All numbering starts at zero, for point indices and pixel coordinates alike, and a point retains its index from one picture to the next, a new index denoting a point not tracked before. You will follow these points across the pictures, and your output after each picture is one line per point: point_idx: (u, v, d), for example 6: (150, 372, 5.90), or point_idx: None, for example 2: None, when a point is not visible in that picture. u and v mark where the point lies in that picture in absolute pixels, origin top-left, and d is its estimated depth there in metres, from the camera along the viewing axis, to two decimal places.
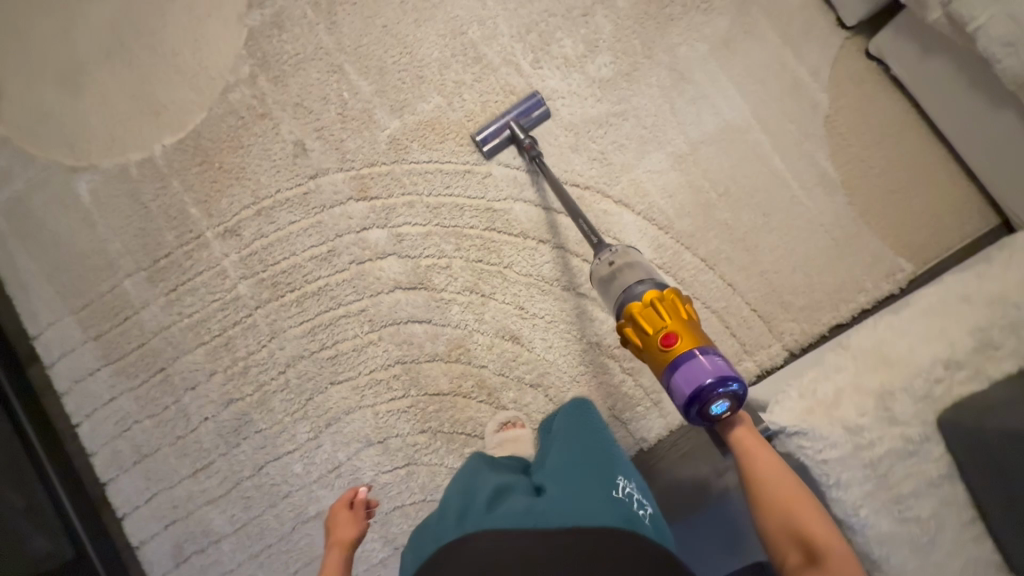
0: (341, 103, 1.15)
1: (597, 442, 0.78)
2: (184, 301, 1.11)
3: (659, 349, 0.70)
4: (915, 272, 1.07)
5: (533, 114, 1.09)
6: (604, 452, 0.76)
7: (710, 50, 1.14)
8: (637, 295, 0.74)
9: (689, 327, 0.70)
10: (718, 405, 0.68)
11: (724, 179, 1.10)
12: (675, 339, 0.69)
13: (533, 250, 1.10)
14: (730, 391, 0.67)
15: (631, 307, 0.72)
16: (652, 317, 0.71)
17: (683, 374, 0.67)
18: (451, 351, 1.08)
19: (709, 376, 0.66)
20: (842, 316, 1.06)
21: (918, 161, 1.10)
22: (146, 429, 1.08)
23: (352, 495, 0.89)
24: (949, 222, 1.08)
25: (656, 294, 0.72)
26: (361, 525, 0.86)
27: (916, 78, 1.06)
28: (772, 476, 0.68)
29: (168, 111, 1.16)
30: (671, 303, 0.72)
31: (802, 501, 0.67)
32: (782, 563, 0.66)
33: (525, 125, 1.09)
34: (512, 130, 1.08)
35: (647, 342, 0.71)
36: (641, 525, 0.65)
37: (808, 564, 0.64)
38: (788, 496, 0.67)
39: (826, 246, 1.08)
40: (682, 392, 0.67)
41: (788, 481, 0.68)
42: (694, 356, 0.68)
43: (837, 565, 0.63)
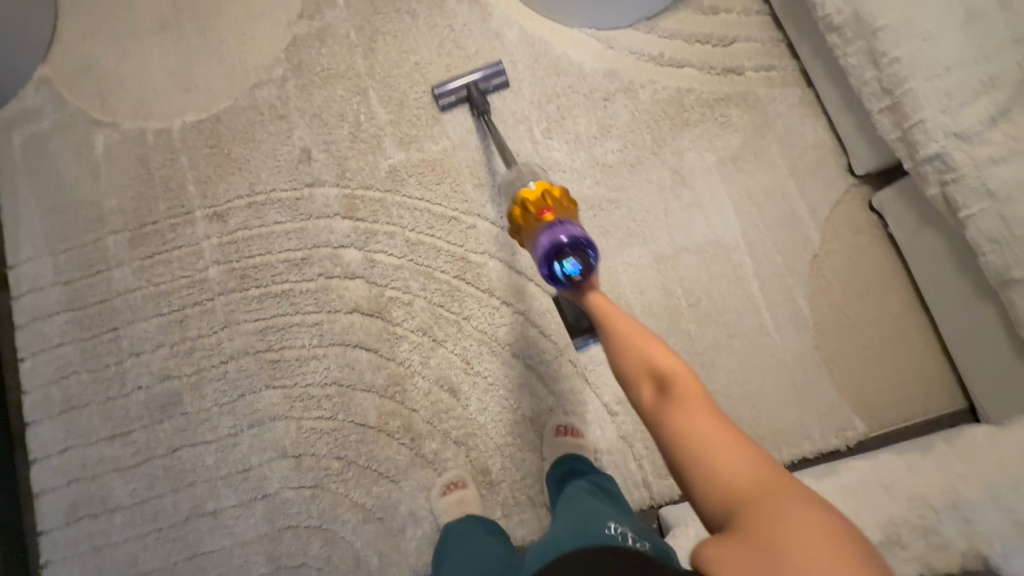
0: (356, 124, 1.19)
1: (583, 499, 0.82)
2: (155, 270, 1.14)
3: (535, 219, 0.78)
4: (866, 435, 1.04)
5: (492, 81, 1.17)
6: (589, 508, 0.79)
7: (717, 162, 1.16)
8: (530, 186, 0.82)
9: (566, 207, 0.79)
10: (573, 268, 0.72)
11: (698, 290, 1.10)
12: (548, 211, 0.78)
13: (494, 309, 1.10)
14: (584, 256, 0.72)
15: (522, 192, 0.81)
16: (536, 197, 0.79)
17: (546, 232, 0.74)
18: (388, 387, 1.08)
19: (564, 234, 0.73)
20: (780, 459, 1.03)
21: (896, 323, 1.08)
22: (82, 381, 1.10)
23: None
24: (911, 394, 1.05)
25: (548, 185, 0.81)
26: None
27: (909, 243, 1.05)
28: (620, 324, 0.67)
29: (198, 91, 1.21)
30: (557, 191, 0.80)
31: (648, 342, 0.65)
32: (638, 403, 0.62)
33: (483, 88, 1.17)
34: (469, 92, 1.16)
35: (527, 217, 0.79)
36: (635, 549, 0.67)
37: (659, 395, 0.60)
38: (634, 336, 0.65)
39: (782, 383, 1.06)
40: (541, 246, 0.74)
41: (631, 327, 0.67)
42: (558, 222, 0.76)
43: (688, 391, 0.59)
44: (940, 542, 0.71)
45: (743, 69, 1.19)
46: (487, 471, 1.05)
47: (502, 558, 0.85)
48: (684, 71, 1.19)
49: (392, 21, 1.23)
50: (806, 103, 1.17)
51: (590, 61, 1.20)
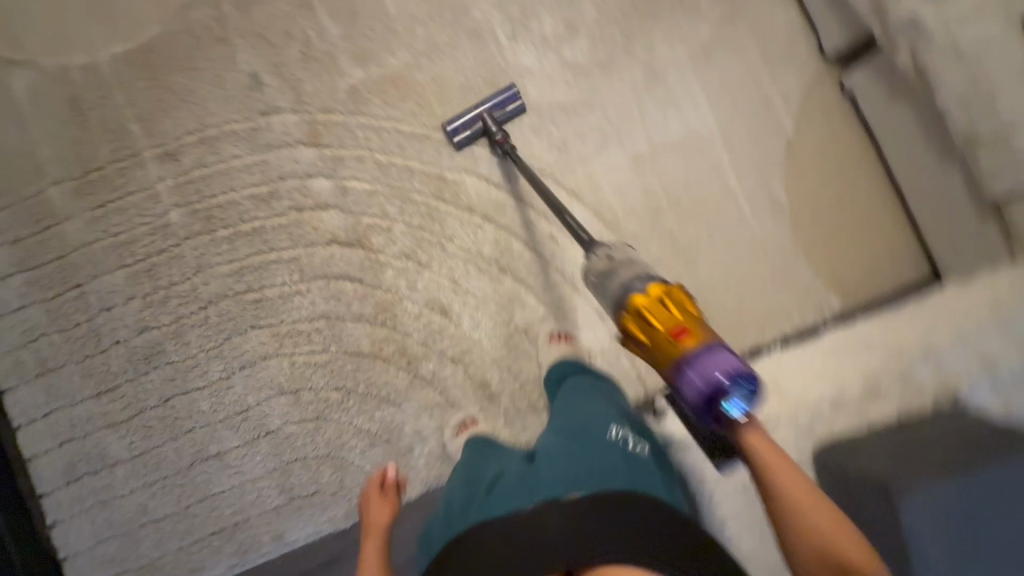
0: (305, 41, 1.10)
1: (588, 401, 0.81)
2: (111, 220, 1.07)
3: (670, 343, 0.59)
4: (841, 310, 1.09)
5: (508, 107, 1.07)
6: (594, 402, 0.81)
7: (689, 55, 1.12)
8: (641, 284, 0.64)
9: (700, 321, 0.61)
10: (735, 407, 0.58)
11: (677, 187, 1.10)
12: (685, 331, 0.59)
13: (477, 226, 1.08)
14: (744, 390, 0.57)
15: (636, 297, 0.63)
16: (659, 309, 0.61)
17: (697, 368, 0.57)
18: (378, 314, 1.07)
19: (722, 371, 0.56)
20: (764, 340, 1.08)
21: (868, 202, 1.11)
22: (53, 343, 1.05)
23: (381, 476, 0.91)
24: (882, 267, 1.10)
25: (664, 287, 0.63)
26: (391, 505, 0.88)
27: (879, 121, 1.07)
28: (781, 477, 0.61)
29: (121, 17, 1.09)
30: (679, 292, 0.63)
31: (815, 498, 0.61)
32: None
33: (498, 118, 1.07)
34: (485, 123, 1.05)
35: (653, 336, 0.61)
36: (640, 463, 0.72)
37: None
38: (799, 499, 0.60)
39: (763, 271, 1.09)
40: (693, 386, 0.57)
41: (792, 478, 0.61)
42: (707, 349, 0.58)
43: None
44: (915, 385, 0.77)
45: None
46: (486, 384, 1.07)
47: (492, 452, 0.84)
48: None
49: None
50: None
51: None
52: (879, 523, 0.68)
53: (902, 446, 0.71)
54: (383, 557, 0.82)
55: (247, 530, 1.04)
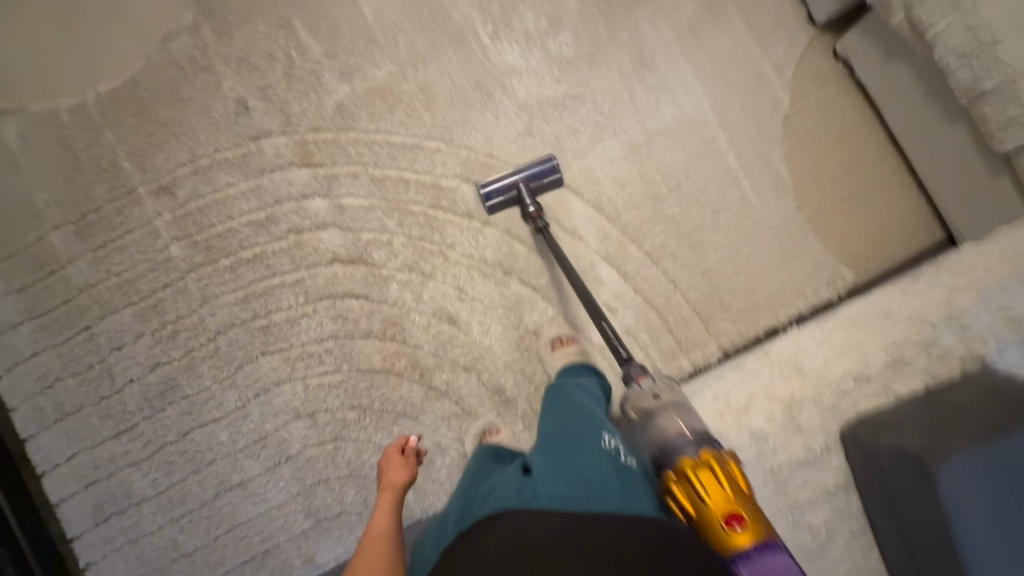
0: (288, 62, 1.09)
1: (580, 410, 0.81)
2: (113, 259, 1.07)
3: (721, 529, 0.66)
4: (855, 282, 1.07)
5: (544, 179, 1.04)
6: (583, 417, 0.80)
7: (676, 37, 1.10)
8: (691, 449, 0.73)
9: (754, 507, 0.68)
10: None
11: (677, 173, 1.08)
12: (739, 517, 0.66)
13: (477, 231, 1.07)
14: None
15: (685, 463, 0.72)
16: (712, 482, 0.69)
17: (746, 563, 0.64)
18: (387, 329, 1.06)
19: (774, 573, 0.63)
20: (779, 320, 1.06)
21: (872, 169, 1.08)
22: (68, 387, 1.05)
23: (404, 442, 0.93)
24: (892, 234, 1.07)
25: (715, 457, 0.72)
26: (411, 468, 0.89)
27: (879, 84, 1.04)
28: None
29: (105, 56, 1.08)
30: (734, 471, 0.70)
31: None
32: None
33: (535, 188, 1.04)
34: (520, 192, 1.03)
35: (705, 515, 0.68)
36: (631, 472, 0.71)
37: None
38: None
39: (772, 250, 1.07)
40: None
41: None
42: (759, 544, 0.64)
43: None
44: (940, 352, 0.77)
45: None
46: (502, 389, 1.06)
47: (485, 467, 0.81)
48: None
49: None
50: None
51: None
52: (910, 489, 0.68)
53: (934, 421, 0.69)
54: (396, 504, 0.82)
55: (276, 556, 1.05)
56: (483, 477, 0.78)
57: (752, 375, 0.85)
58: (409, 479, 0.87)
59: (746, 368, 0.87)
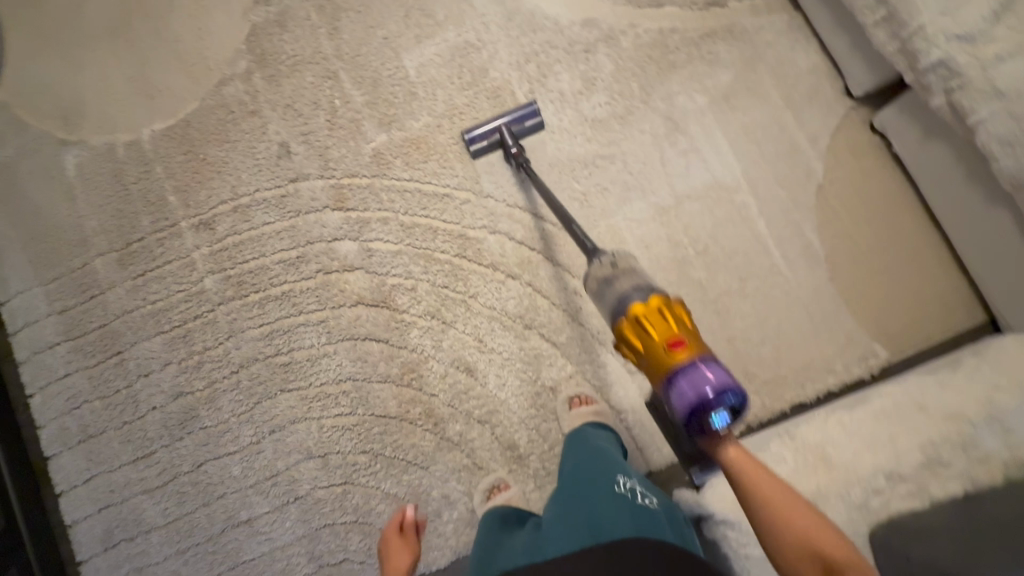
0: (331, 110, 1.14)
1: (596, 455, 0.82)
2: (150, 287, 1.11)
3: (663, 355, 0.63)
4: (888, 362, 1.03)
5: (525, 122, 1.08)
6: (601, 461, 0.80)
7: (709, 102, 1.11)
8: (640, 295, 0.68)
9: (692, 334, 0.65)
10: (720, 419, 0.62)
11: (704, 237, 1.07)
12: (681, 343, 0.63)
13: (500, 283, 1.08)
14: (731, 405, 0.61)
15: (634, 306, 0.67)
16: (657, 319, 0.65)
17: (686, 380, 0.61)
18: (404, 375, 1.07)
19: (710, 387, 0.60)
20: (805, 396, 1.02)
21: (907, 245, 1.06)
22: (94, 409, 1.08)
23: (402, 517, 0.94)
24: (928, 314, 1.04)
25: (662, 300, 0.67)
26: (412, 546, 0.91)
27: (916, 161, 1.03)
28: (776, 508, 0.59)
29: (163, 97, 1.15)
30: (677, 306, 0.66)
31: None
32: None
33: (516, 132, 1.08)
34: (502, 135, 1.07)
35: (649, 345, 0.65)
36: (646, 512, 0.71)
37: None
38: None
39: (800, 322, 1.04)
40: (681, 401, 0.61)
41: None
42: (694, 365, 0.62)
43: None
44: (980, 455, 0.73)
45: None
46: (515, 445, 1.04)
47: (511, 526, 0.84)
48: (666, 11, 1.14)
49: None
50: (793, 31, 1.13)
51: (566, 13, 1.14)
52: None
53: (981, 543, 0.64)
54: None
55: None
56: (507, 537, 0.81)
57: (775, 463, 0.81)
58: (412, 560, 0.88)
59: (768, 452, 0.83)
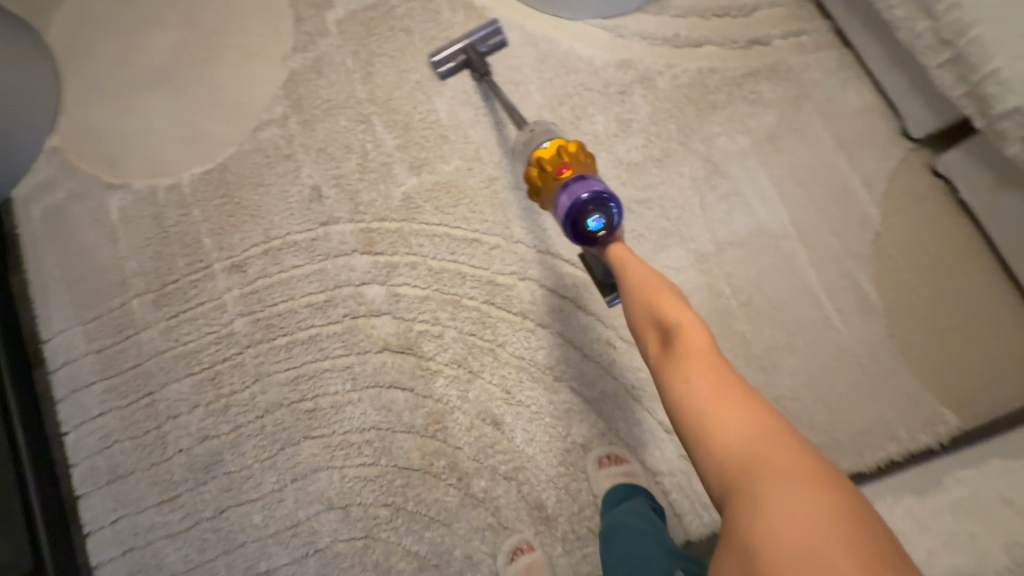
0: (363, 154, 1.14)
1: (643, 538, 0.77)
2: (182, 328, 1.12)
3: (553, 178, 0.74)
4: (960, 430, 0.93)
5: (490, 41, 1.06)
6: (649, 552, 0.74)
7: (752, 145, 1.06)
8: (545, 142, 0.78)
9: (583, 162, 0.74)
10: (597, 224, 0.70)
11: (748, 287, 1.01)
12: (567, 168, 0.73)
13: (530, 332, 1.04)
14: (606, 211, 0.70)
15: (537, 150, 0.77)
16: (552, 155, 0.75)
17: (566, 191, 0.70)
18: (428, 426, 1.03)
19: (587, 192, 0.69)
20: (865, 465, 0.93)
21: (978, 300, 0.96)
22: (124, 449, 1.09)
23: None
24: (1004, 378, 0.93)
25: (561, 141, 0.76)
26: None
27: (988, 210, 0.94)
28: (636, 292, 0.69)
29: (204, 142, 1.18)
30: (574, 144, 0.75)
31: (709, 375, 0.56)
32: None
33: (481, 51, 1.06)
34: (467, 56, 1.06)
35: (545, 177, 0.75)
36: None
37: None
38: (697, 375, 0.57)
39: (857, 381, 0.96)
40: (562, 206, 0.71)
41: (718, 379, 0.56)
42: (575, 180, 0.72)
43: None
44: None
45: (770, 38, 1.10)
46: (542, 506, 0.98)
47: None
48: (705, 50, 1.10)
49: (388, 42, 1.18)
50: (844, 71, 1.07)
51: (600, 54, 1.12)
52: None
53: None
54: None
55: None
56: None
57: None
58: None
59: None
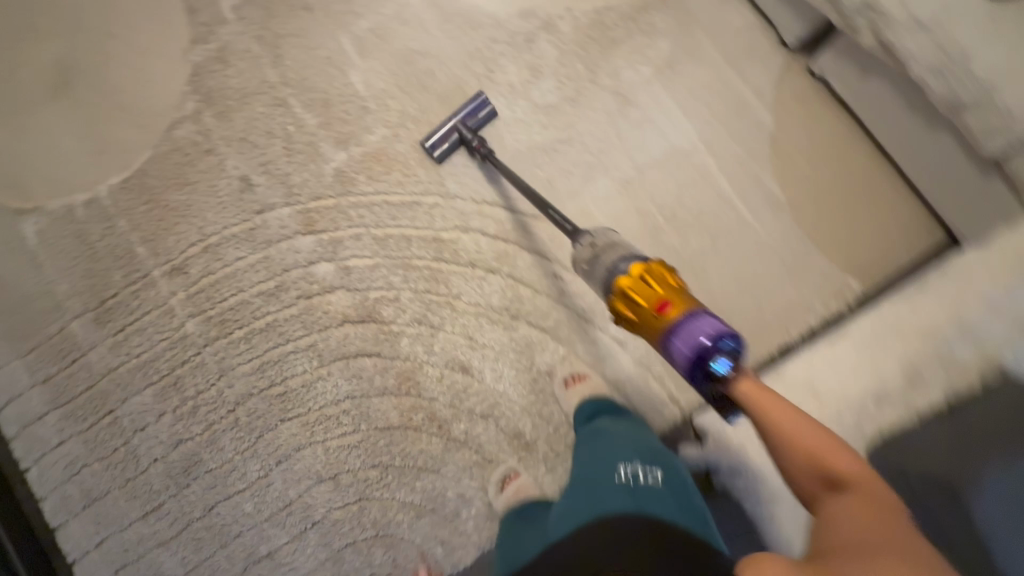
0: (286, 136, 1.14)
1: (608, 435, 0.87)
2: (132, 341, 1.10)
3: (653, 318, 0.61)
4: (863, 293, 1.07)
5: (479, 114, 1.11)
6: (610, 443, 0.85)
7: (655, 73, 1.14)
8: (624, 267, 0.67)
9: (683, 292, 0.62)
10: (723, 367, 0.58)
11: (670, 203, 1.10)
12: (668, 303, 0.60)
13: (482, 280, 1.09)
14: (730, 351, 0.57)
15: (620, 280, 0.65)
16: (642, 287, 0.63)
17: (681, 337, 0.58)
18: (401, 384, 1.08)
19: (707, 335, 0.57)
20: (791, 338, 1.06)
21: (862, 179, 1.10)
22: (95, 472, 1.07)
23: None
24: (890, 241, 1.08)
25: (642, 265, 0.65)
26: None
27: (858, 99, 1.07)
28: (798, 433, 0.58)
29: (116, 151, 1.14)
30: (658, 267, 0.65)
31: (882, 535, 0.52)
32: None
33: (472, 125, 1.10)
34: (460, 133, 1.09)
35: (639, 313, 0.62)
36: (646, 492, 0.75)
37: None
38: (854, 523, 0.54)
39: (775, 268, 1.08)
40: (681, 356, 0.58)
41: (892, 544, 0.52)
42: (686, 319, 0.59)
43: None
44: (956, 365, 0.78)
45: None
46: (521, 434, 1.06)
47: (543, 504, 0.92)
48: None
49: (290, 21, 1.17)
50: None
51: (502, 7, 1.16)
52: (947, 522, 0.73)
53: (967, 454, 0.71)
54: None
55: None
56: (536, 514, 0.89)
57: None
58: None
59: None
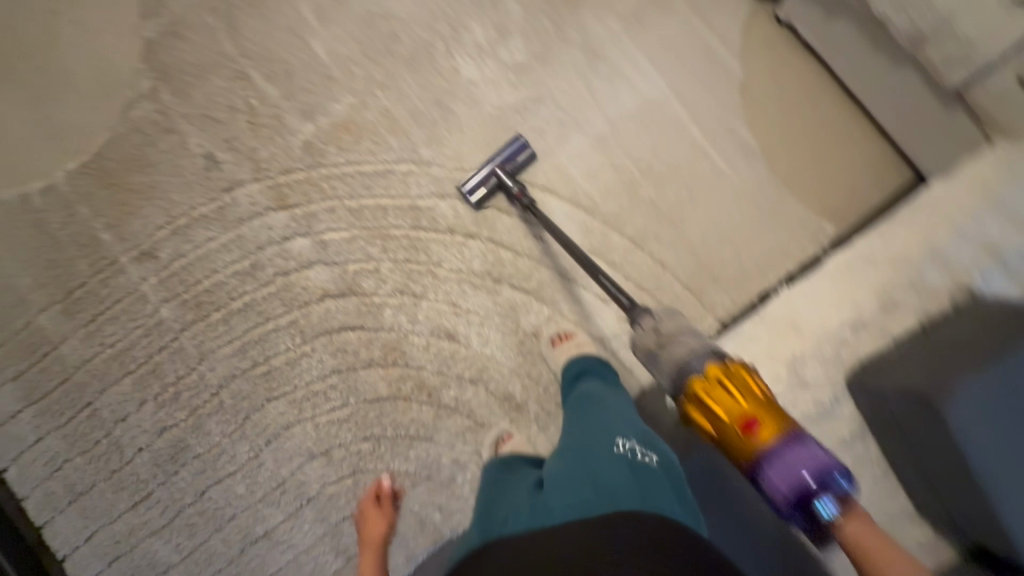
0: (249, 110, 1.11)
1: (601, 409, 0.81)
2: (105, 331, 1.06)
3: (745, 438, 0.68)
4: (837, 234, 1.09)
5: (517, 158, 1.07)
6: (603, 419, 0.79)
7: (623, 27, 1.13)
8: (698, 367, 0.72)
9: (767, 404, 0.69)
10: (826, 506, 0.66)
11: (646, 157, 1.10)
12: (755, 424, 0.68)
13: (462, 245, 1.08)
14: (835, 488, 0.66)
15: (696, 385, 0.71)
16: (722, 395, 0.69)
17: (781, 471, 0.66)
18: (387, 356, 1.07)
19: (813, 477, 0.65)
20: (770, 283, 1.08)
21: (832, 123, 1.11)
22: (78, 466, 1.04)
23: (379, 487, 1.02)
24: (861, 182, 1.09)
25: (719, 367, 0.71)
26: (388, 513, 1.00)
27: (825, 42, 1.07)
28: (882, 559, 0.65)
29: (70, 134, 1.09)
30: (739, 371, 0.71)
31: None
32: None
33: (510, 169, 1.07)
34: (498, 177, 1.05)
35: (723, 426, 0.69)
36: (647, 473, 0.69)
37: None
38: None
39: (751, 215, 1.09)
40: (784, 493, 0.66)
41: None
42: (783, 447, 0.67)
43: None
44: (926, 289, 0.84)
45: None
46: (511, 396, 1.06)
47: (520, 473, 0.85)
48: None
49: None
50: None
51: None
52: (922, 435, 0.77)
53: (937, 367, 0.74)
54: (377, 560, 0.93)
55: None
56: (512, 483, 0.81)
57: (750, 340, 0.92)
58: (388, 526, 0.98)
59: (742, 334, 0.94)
